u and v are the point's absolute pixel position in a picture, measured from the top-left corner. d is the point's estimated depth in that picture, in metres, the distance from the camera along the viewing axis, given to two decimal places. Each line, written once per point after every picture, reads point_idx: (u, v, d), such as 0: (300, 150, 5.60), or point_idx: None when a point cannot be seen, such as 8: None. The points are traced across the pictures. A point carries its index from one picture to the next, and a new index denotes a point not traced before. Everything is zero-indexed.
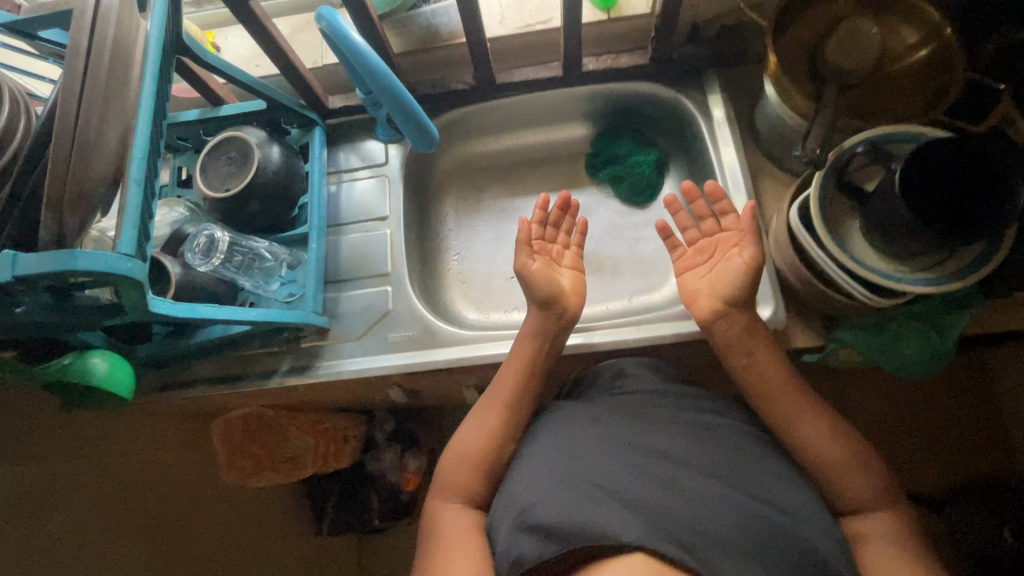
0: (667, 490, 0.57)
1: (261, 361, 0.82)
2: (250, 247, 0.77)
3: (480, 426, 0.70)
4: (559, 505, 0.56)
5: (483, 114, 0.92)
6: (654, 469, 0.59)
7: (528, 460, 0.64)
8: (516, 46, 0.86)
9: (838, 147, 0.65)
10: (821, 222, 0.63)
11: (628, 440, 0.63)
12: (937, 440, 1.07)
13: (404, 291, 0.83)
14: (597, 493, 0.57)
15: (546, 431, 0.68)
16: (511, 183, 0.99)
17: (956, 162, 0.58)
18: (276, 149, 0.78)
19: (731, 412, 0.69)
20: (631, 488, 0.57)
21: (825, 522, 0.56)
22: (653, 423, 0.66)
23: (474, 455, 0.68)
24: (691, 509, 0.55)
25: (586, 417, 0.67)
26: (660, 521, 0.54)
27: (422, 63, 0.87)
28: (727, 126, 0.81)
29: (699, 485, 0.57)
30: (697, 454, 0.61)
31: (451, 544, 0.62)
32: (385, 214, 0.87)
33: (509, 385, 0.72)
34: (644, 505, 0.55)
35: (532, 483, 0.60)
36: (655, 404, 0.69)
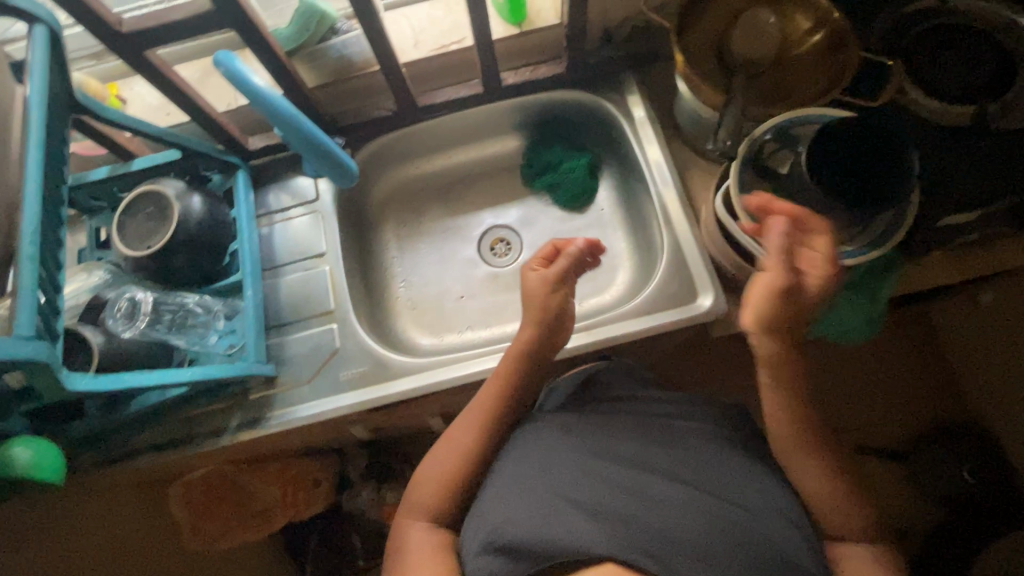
0: (636, 497, 0.57)
1: (210, 419, 0.78)
2: (179, 303, 0.74)
3: (453, 443, 0.68)
4: (529, 523, 0.55)
5: (411, 137, 0.91)
6: (625, 476, 0.59)
7: (501, 475, 0.63)
8: (434, 67, 0.86)
9: (748, 137, 0.68)
10: (744, 208, 0.65)
11: (601, 450, 0.63)
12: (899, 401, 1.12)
13: (351, 327, 0.81)
14: (567, 508, 0.56)
15: (523, 443, 0.66)
16: (449, 202, 0.98)
17: (872, 134, 0.60)
18: (198, 198, 0.75)
19: (696, 409, 0.69)
20: (599, 498, 0.57)
21: (791, 523, 0.56)
22: (630, 431, 0.65)
23: (448, 463, 0.67)
24: (657, 514, 0.55)
25: (562, 428, 0.67)
26: (629, 530, 0.53)
27: (340, 93, 0.85)
28: (649, 125, 0.83)
29: (669, 491, 0.57)
30: (664, 457, 0.62)
31: (419, 565, 0.61)
32: (323, 249, 0.85)
33: (489, 397, 0.69)
34: (610, 512, 0.55)
35: (502, 499, 0.59)
36: (631, 412, 0.69)
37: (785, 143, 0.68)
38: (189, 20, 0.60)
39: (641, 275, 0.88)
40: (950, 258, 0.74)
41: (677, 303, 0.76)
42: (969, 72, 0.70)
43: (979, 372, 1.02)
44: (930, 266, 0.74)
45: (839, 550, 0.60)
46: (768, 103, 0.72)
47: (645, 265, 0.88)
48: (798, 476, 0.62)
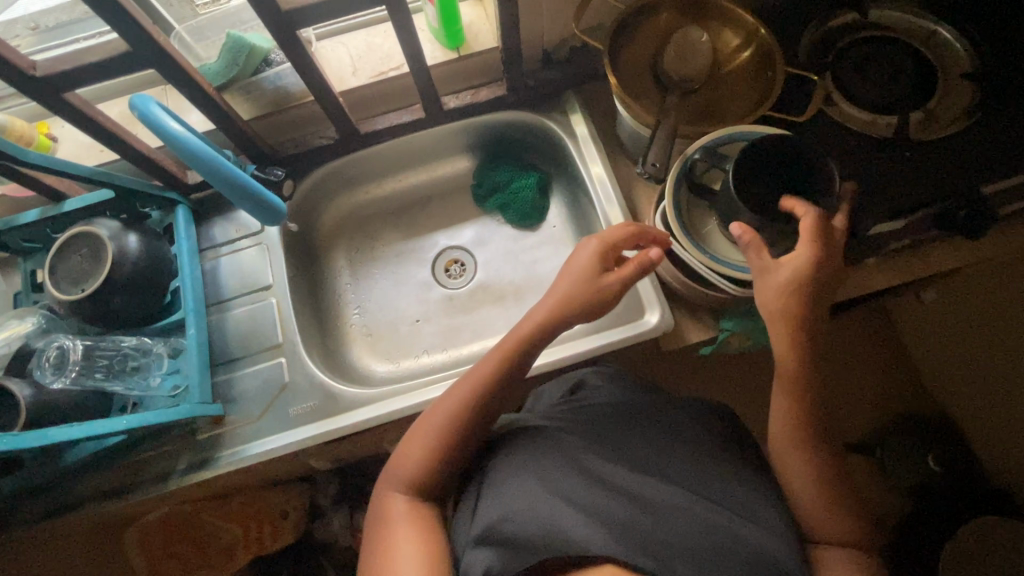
0: (634, 502, 0.55)
1: (156, 463, 0.75)
2: (116, 346, 0.73)
3: (442, 413, 0.63)
4: (527, 521, 0.54)
5: (357, 163, 0.91)
6: (624, 477, 0.58)
7: (504, 473, 0.61)
8: (375, 94, 0.86)
9: (681, 156, 0.69)
10: (679, 228, 0.66)
11: (605, 452, 0.61)
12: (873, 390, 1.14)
13: (300, 360, 0.79)
14: (563, 506, 0.54)
15: (529, 443, 0.63)
16: (402, 226, 0.98)
17: (776, 151, 0.63)
18: (134, 237, 0.73)
19: (682, 412, 0.68)
20: (597, 498, 0.55)
21: (769, 525, 0.55)
22: (626, 432, 0.64)
23: (437, 427, 0.62)
24: (657, 521, 0.53)
25: (558, 429, 0.65)
26: (627, 531, 0.52)
27: (280, 123, 0.84)
28: (591, 143, 0.84)
29: (659, 493, 0.56)
30: (657, 457, 0.60)
31: (401, 540, 0.56)
32: (270, 281, 0.84)
33: (488, 365, 0.64)
34: (608, 514, 0.53)
35: (501, 497, 0.58)
36: (623, 412, 0.68)
37: (713, 161, 0.67)
38: (107, 61, 0.59)
39: None
40: (887, 263, 0.76)
41: (624, 321, 0.78)
42: (888, 83, 0.73)
43: (942, 363, 1.04)
44: (872, 271, 0.76)
45: (821, 555, 0.59)
46: (700, 121, 0.73)
47: None
48: (793, 467, 0.62)
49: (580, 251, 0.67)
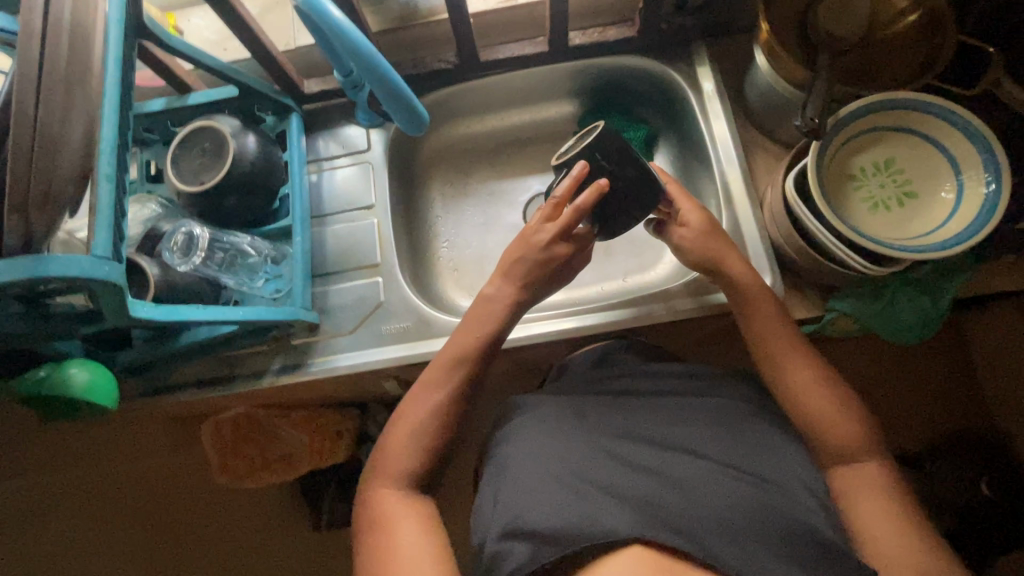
0: (670, 484, 0.53)
1: (251, 360, 0.79)
2: (232, 243, 0.74)
3: (423, 403, 0.65)
4: (546, 505, 0.52)
5: (466, 94, 0.89)
6: (644, 457, 0.57)
7: (501, 454, 0.61)
8: (498, 22, 0.83)
9: (833, 117, 0.64)
10: (819, 191, 0.62)
11: (620, 430, 0.60)
12: (915, 387, 1.11)
13: (396, 282, 0.80)
14: (584, 489, 0.53)
15: (524, 419, 0.63)
16: (497, 165, 0.96)
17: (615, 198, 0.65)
18: (253, 138, 0.74)
19: (713, 387, 0.65)
20: (617, 480, 0.54)
21: (833, 520, 0.53)
22: (643, 412, 0.63)
23: (421, 427, 0.64)
24: (689, 498, 0.52)
25: (568, 407, 0.64)
26: (656, 514, 0.50)
27: (401, 42, 0.83)
28: (718, 99, 0.80)
29: (694, 472, 0.54)
30: (685, 435, 0.59)
31: (401, 529, 0.59)
32: (371, 202, 0.84)
33: (465, 339, 0.67)
34: (632, 497, 0.52)
35: (507, 483, 0.56)
36: (672, 387, 0.66)
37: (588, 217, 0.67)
38: None
39: None
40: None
41: None
42: None
43: (1011, 382, 1.01)
44: (1005, 270, 0.69)
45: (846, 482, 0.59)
46: (852, 83, 0.68)
47: None
48: (806, 406, 0.62)
49: (530, 240, 0.66)
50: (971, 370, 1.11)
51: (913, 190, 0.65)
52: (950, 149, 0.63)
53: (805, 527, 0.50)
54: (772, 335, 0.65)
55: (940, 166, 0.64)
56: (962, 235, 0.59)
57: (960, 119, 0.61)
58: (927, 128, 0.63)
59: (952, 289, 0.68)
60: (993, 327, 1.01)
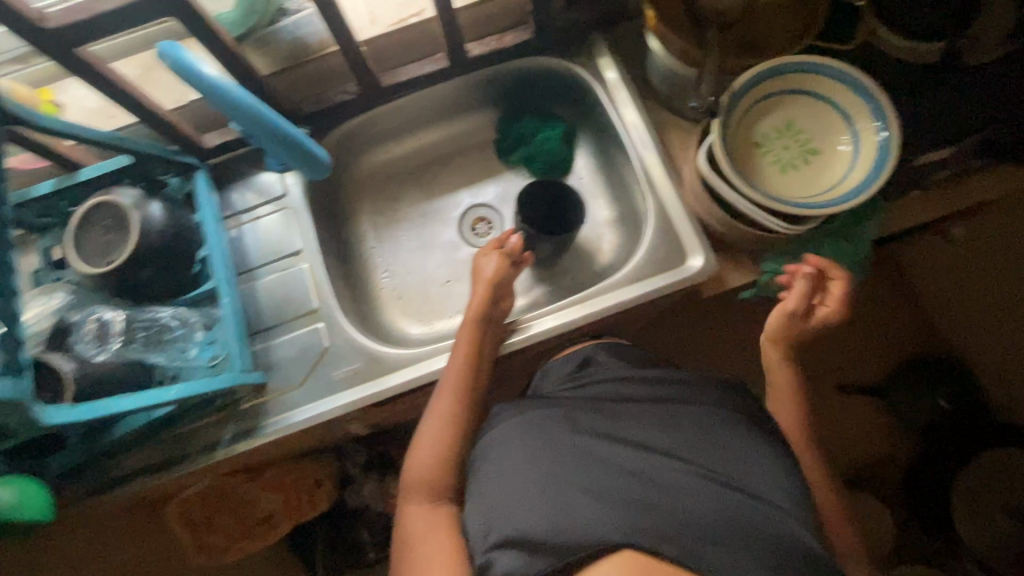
0: (643, 482, 0.53)
1: (200, 435, 0.74)
2: (153, 318, 0.69)
3: (436, 421, 0.68)
4: (540, 517, 0.51)
5: (378, 121, 0.88)
6: (620, 454, 0.56)
7: (490, 459, 0.60)
8: (395, 44, 0.80)
9: (730, 89, 0.66)
10: (728, 163, 0.64)
11: (598, 429, 0.59)
12: (876, 333, 1.17)
13: (338, 324, 0.78)
14: (573, 492, 0.52)
15: (507, 426, 0.62)
16: (425, 186, 0.95)
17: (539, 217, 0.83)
18: (157, 206, 0.70)
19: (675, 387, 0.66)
20: (604, 481, 0.53)
21: (790, 485, 0.56)
22: (617, 412, 0.63)
23: (436, 435, 0.67)
24: (663, 496, 0.52)
25: (554, 408, 0.63)
26: (641, 511, 0.50)
27: (298, 81, 0.80)
28: (623, 87, 0.81)
29: (669, 472, 0.54)
30: (649, 431, 0.59)
31: (431, 539, 0.59)
32: (299, 247, 0.82)
33: (462, 357, 0.71)
34: (620, 496, 0.52)
35: (501, 492, 0.55)
36: (631, 386, 0.67)
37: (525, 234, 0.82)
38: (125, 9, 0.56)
39: (626, 242, 0.87)
40: (926, 197, 0.74)
41: (666, 269, 0.75)
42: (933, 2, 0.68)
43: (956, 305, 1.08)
44: (912, 206, 0.74)
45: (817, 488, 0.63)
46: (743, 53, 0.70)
47: (629, 234, 0.87)
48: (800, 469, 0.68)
49: (479, 269, 0.77)
50: (920, 300, 1.17)
51: (816, 147, 0.67)
52: (843, 103, 0.66)
53: (766, 512, 0.52)
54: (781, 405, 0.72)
55: (837, 121, 0.66)
56: (864, 183, 0.62)
57: (845, 75, 0.64)
58: (820, 87, 0.66)
59: (870, 236, 0.72)
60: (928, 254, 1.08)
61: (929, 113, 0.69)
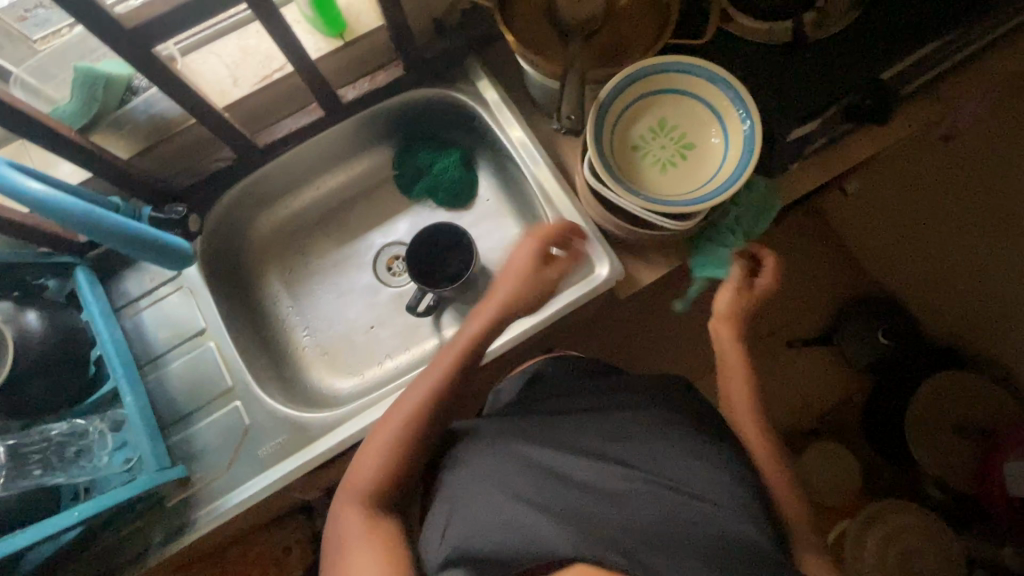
0: (592, 493, 0.53)
1: (127, 544, 0.71)
2: (48, 435, 0.65)
3: (394, 422, 0.63)
4: (490, 529, 0.50)
5: (266, 179, 0.85)
6: (580, 470, 0.56)
7: (455, 480, 0.58)
8: (265, 102, 0.79)
9: (597, 100, 0.67)
10: (606, 174, 0.64)
11: (556, 442, 0.59)
12: (812, 285, 1.21)
13: (257, 399, 0.75)
14: (515, 504, 0.52)
15: (483, 440, 0.61)
16: (332, 234, 0.93)
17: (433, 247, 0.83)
18: (33, 313, 0.66)
19: (614, 394, 0.67)
20: (553, 495, 0.53)
21: (717, 475, 0.56)
22: (576, 422, 0.63)
23: (388, 441, 0.62)
24: (615, 509, 0.52)
25: (518, 428, 0.61)
26: (592, 527, 0.49)
27: (169, 155, 0.77)
28: (505, 107, 0.81)
29: (621, 484, 0.54)
30: (605, 441, 0.59)
31: (358, 556, 0.55)
32: (203, 325, 0.78)
33: (455, 357, 0.66)
34: (569, 511, 0.51)
35: (453, 508, 0.55)
36: (583, 398, 0.67)
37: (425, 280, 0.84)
38: None
39: None
40: (809, 166, 0.77)
41: (576, 280, 0.75)
42: None
43: (879, 250, 1.11)
44: (797, 177, 0.77)
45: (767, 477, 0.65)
46: (606, 61, 0.71)
47: None
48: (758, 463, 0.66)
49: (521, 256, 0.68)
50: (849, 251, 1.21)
51: (692, 142, 0.69)
52: (706, 97, 0.67)
53: (701, 509, 0.53)
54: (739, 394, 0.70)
55: (704, 114, 0.68)
56: (736, 173, 0.64)
57: (703, 70, 0.66)
58: (683, 83, 0.67)
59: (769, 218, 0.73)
60: (841, 204, 1.12)
61: (794, 87, 0.70)
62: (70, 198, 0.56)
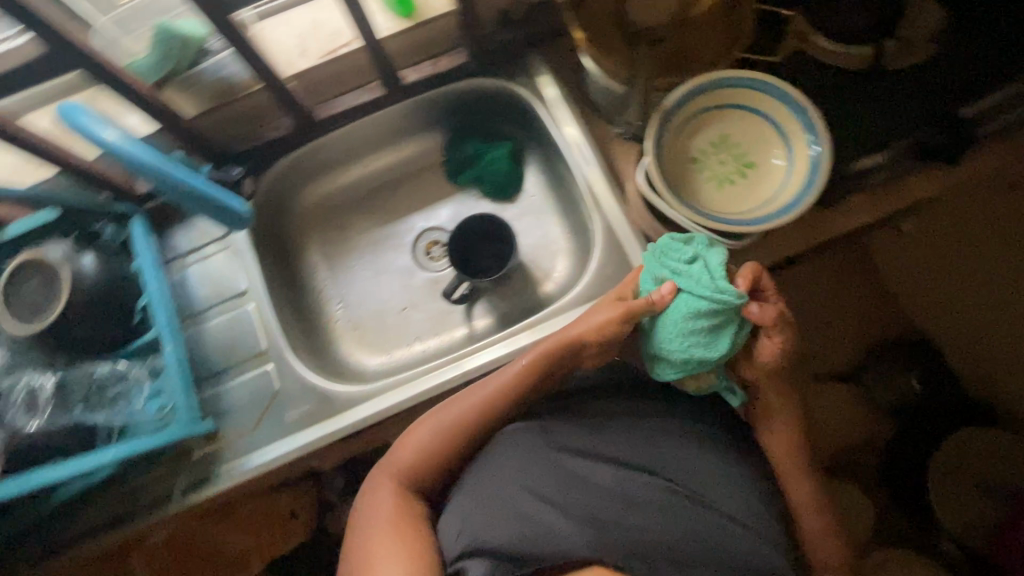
0: (610, 497, 0.56)
1: (152, 488, 0.73)
2: (91, 376, 0.68)
3: (433, 421, 0.65)
4: (506, 526, 0.53)
5: (319, 150, 0.86)
6: (599, 474, 0.57)
7: (478, 475, 0.60)
8: (329, 75, 0.80)
9: (661, 107, 0.65)
10: (661, 184, 0.63)
11: (576, 446, 0.60)
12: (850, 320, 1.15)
13: (289, 365, 0.76)
14: (533, 502, 0.55)
15: (516, 440, 0.61)
16: (376, 211, 0.94)
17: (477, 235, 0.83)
18: (89, 258, 0.68)
19: (642, 394, 0.66)
20: (575, 498, 0.55)
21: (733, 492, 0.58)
22: (607, 424, 0.62)
23: (425, 441, 0.64)
24: (631, 510, 0.55)
25: (541, 430, 0.62)
26: (609, 530, 0.52)
27: (230, 118, 0.79)
28: (562, 104, 0.80)
29: (637, 488, 0.57)
30: (623, 443, 0.61)
31: (380, 542, 0.56)
32: (245, 286, 0.80)
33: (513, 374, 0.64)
34: (587, 513, 0.54)
35: (476, 502, 0.56)
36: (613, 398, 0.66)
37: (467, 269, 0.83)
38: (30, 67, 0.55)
39: (579, 257, 0.87)
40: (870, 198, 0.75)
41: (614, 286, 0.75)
42: (857, 9, 0.69)
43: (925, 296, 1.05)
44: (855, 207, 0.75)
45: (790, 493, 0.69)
46: (672, 69, 0.70)
47: (581, 249, 0.86)
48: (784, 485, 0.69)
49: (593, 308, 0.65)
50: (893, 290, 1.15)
51: (752, 161, 0.67)
52: (775, 117, 0.66)
53: (707, 516, 0.56)
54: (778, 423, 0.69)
55: (768, 134, 0.66)
56: (796, 199, 0.62)
57: (775, 88, 0.64)
58: (752, 100, 0.66)
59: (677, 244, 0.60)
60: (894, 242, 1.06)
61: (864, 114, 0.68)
62: (136, 144, 0.56)
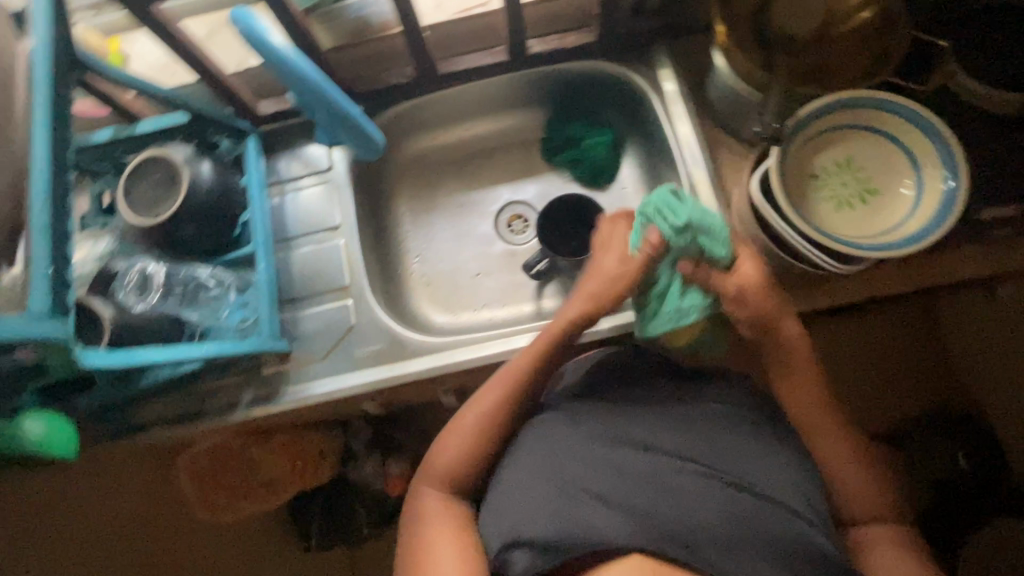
0: (655, 487, 0.54)
1: (220, 394, 0.76)
2: (191, 276, 0.71)
3: (489, 398, 0.65)
4: (545, 517, 0.53)
5: (429, 105, 0.88)
6: (638, 462, 0.57)
7: (514, 467, 0.60)
8: (458, 32, 0.82)
9: (794, 116, 0.64)
10: (781, 193, 0.62)
11: (606, 434, 0.59)
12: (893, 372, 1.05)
13: (367, 303, 0.78)
14: (583, 498, 0.53)
15: (545, 430, 0.62)
16: (467, 175, 0.95)
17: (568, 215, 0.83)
18: (208, 164, 0.71)
19: (708, 389, 0.65)
20: (623, 490, 0.54)
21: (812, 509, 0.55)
22: (641, 413, 0.62)
23: (472, 427, 0.64)
24: (682, 501, 0.53)
25: (565, 416, 0.62)
26: (650, 522, 0.51)
27: (357, 59, 0.82)
28: (679, 100, 0.79)
29: (683, 478, 0.55)
30: (658, 434, 0.59)
31: (436, 539, 0.57)
32: (337, 222, 0.82)
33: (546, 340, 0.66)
34: (633, 506, 0.52)
35: (517, 494, 0.56)
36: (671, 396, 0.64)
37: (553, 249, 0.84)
38: None
39: None
40: None
41: None
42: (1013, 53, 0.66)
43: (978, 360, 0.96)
44: None
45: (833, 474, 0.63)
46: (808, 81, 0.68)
47: None
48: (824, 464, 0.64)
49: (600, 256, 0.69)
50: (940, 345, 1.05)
51: (876, 187, 0.65)
52: (911, 145, 0.63)
53: (784, 516, 0.53)
54: (804, 390, 0.66)
55: (898, 163, 0.64)
56: (922, 232, 0.60)
57: (918, 116, 0.62)
58: (887, 125, 0.64)
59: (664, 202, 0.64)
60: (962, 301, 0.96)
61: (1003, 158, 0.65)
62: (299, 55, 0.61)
